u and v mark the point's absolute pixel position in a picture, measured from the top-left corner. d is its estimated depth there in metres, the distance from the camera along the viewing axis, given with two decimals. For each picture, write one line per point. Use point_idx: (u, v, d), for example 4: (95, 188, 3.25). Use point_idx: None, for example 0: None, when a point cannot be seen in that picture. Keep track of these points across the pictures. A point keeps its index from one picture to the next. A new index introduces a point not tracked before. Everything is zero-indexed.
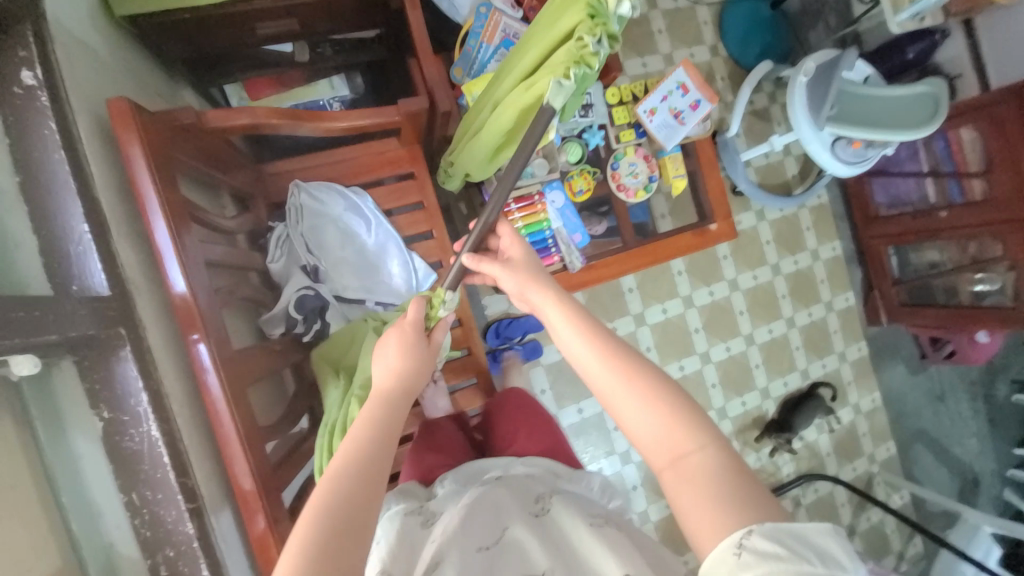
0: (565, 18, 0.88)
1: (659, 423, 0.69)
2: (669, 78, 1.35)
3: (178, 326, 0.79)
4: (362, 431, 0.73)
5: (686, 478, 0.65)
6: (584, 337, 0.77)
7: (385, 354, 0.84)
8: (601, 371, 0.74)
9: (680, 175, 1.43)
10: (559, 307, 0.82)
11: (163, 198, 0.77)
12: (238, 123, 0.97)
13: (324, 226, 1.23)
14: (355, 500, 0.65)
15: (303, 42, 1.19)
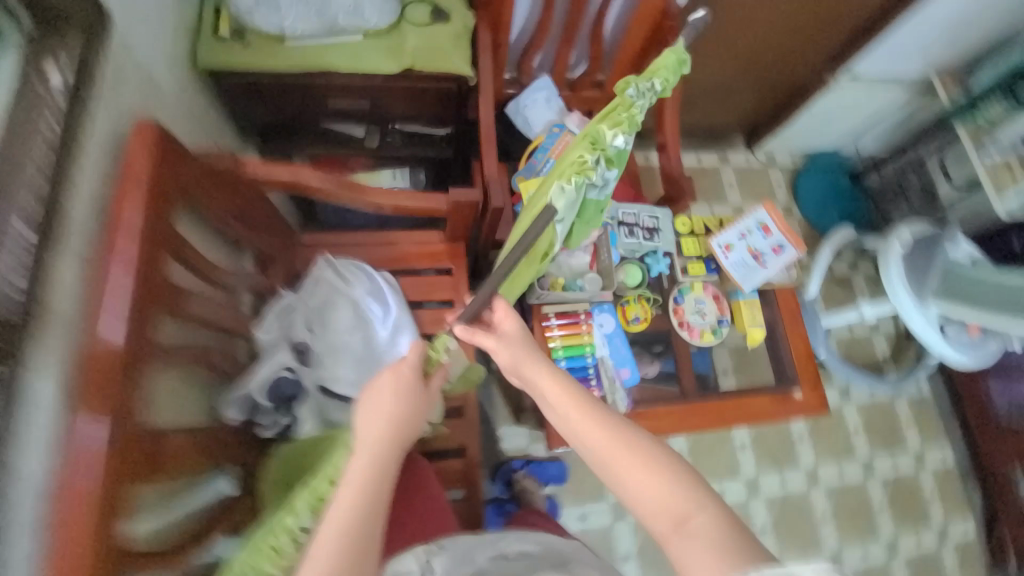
0: (563, 152, 0.89)
1: (656, 487, 0.63)
2: (748, 216, 1.22)
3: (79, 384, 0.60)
4: (358, 482, 0.68)
5: (691, 542, 0.59)
6: (573, 408, 0.73)
7: (378, 397, 0.76)
8: (598, 441, 0.69)
9: (757, 324, 1.20)
10: (550, 378, 0.77)
11: (142, 231, 0.65)
12: (277, 177, 0.92)
13: (337, 306, 1.08)
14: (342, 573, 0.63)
15: (375, 129, 1.19)
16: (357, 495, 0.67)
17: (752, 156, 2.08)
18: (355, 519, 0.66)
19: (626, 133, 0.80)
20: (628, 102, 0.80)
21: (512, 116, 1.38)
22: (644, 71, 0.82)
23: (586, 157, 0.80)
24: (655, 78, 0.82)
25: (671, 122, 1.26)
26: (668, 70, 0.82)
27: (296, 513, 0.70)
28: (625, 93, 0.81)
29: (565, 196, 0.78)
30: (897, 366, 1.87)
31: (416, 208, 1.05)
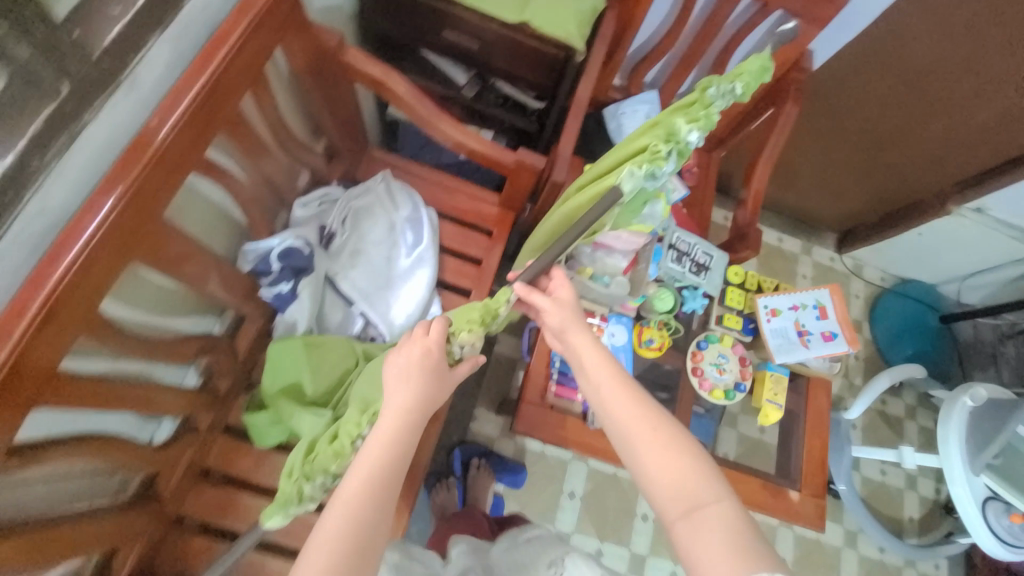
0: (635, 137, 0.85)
1: (672, 466, 0.68)
2: (807, 292, 1.13)
3: (117, 156, 0.63)
4: (384, 445, 0.70)
5: (702, 529, 0.63)
6: (613, 384, 0.76)
7: (402, 364, 0.76)
8: (623, 413, 0.73)
9: (776, 404, 1.09)
10: (595, 354, 0.79)
11: (231, 51, 0.69)
12: (366, 71, 0.95)
13: (374, 216, 1.11)
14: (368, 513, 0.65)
15: (476, 81, 1.23)
16: (383, 452, 0.69)
17: (837, 259, 1.93)
18: (380, 482, 0.67)
19: (701, 129, 0.74)
20: (710, 99, 0.74)
21: (607, 119, 1.35)
22: (733, 68, 0.74)
23: (659, 147, 0.75)
24: (738, 80, 0.75)
25: (761, 175, 1.20)
26: (750, 75, 0.75)
27: (357, 424, 0.74)
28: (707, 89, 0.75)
29: (629, 184, 0.75)
30: (921, 536, 1.63)
31: (484, 155, 1.06)
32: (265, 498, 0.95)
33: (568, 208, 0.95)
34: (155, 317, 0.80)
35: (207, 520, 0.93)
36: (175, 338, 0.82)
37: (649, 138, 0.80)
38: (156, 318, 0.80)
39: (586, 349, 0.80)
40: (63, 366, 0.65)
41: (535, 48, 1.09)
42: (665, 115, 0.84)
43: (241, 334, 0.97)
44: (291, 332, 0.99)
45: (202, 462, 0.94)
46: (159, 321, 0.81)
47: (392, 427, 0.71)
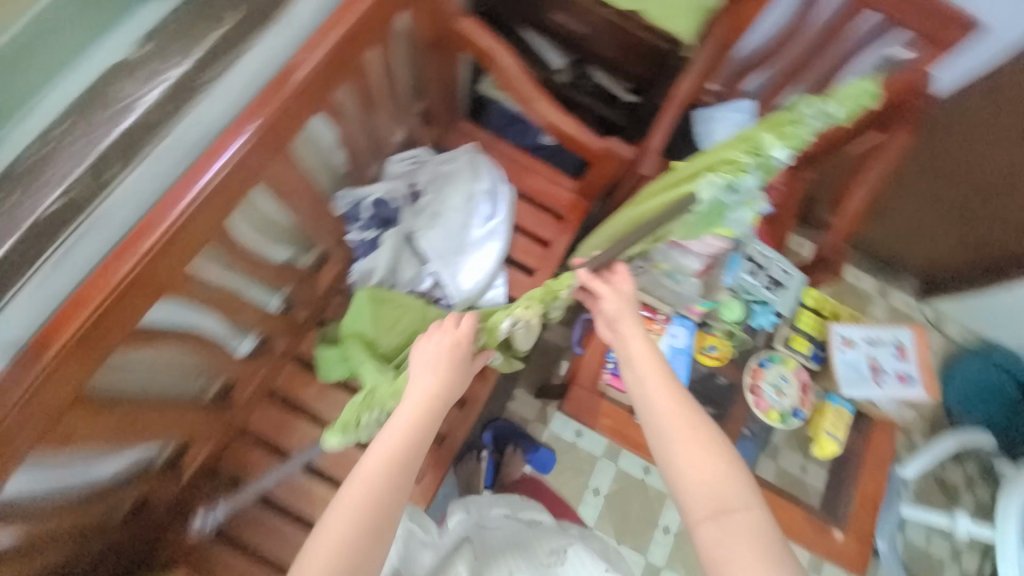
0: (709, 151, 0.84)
1: (706, 465, 0.67)
2: (888, 329, 1.07)
3: (261, 87, 0.68)
4: (404, 425, 0.70)
5: (727, 533, 0.63)
6: (657, 377, 0.74)
7: (429, 353, 0.77)
8: (665, 408, 0.72)
9: (835, 437, 1.04)
10: (644, 347, 0.77)
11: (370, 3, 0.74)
12: (478, 41, 0.98)
13: (457, 182, 1.14)
14: (392, 482, 0.65)
15: (570, 67, 1.24)
16: (407, 430, 0.69)
17: (917, 307, 1.80)
18: (397, 462, 0.66)
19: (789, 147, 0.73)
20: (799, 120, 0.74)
21: (695, 122, 1.31)
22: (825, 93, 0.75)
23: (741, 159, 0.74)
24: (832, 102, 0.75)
25: (857, 199, 1.15)
26: (846, 99, 0.77)
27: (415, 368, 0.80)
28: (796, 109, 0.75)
29: (708, 192, 0.73)
30: None
31: (575, 138, 1.06)
32: (318, 427, 1.01)
33: (625, 218, 0.92)
34: (257, 237, 0.86)
35: (263, 438, 1.00)
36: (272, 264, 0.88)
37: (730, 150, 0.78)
38: (255, 240, 0.86)
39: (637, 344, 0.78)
40: (192, 266, 0.73)
41: (643, 39, 1.13)
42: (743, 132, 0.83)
43: (322, 272, 1.04)
44: (366, 278, 1.04)
45: (270, 384, 1.02)
46: (258, 241, 0.87)
47: (418, 408, 0.72)
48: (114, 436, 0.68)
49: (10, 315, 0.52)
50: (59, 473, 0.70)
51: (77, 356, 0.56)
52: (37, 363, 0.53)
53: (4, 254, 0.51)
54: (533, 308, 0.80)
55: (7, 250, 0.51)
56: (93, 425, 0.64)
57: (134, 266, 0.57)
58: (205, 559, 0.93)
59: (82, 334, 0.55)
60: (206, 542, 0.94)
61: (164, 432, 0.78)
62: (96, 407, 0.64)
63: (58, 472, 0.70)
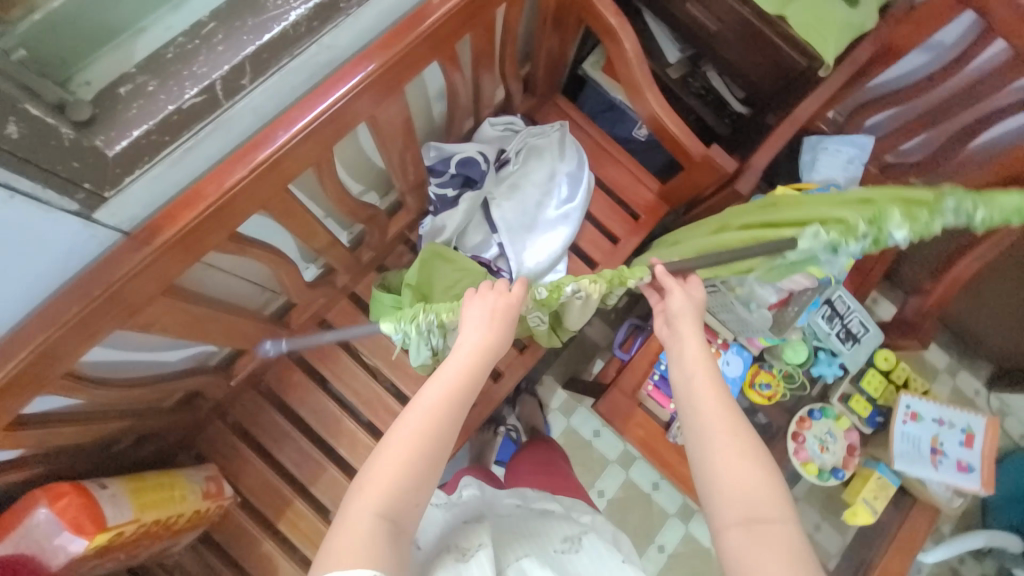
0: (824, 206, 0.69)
1: (742, 473, 0.64)
2: (962, 413, 0.99)
3: (392, 24, 0.67)
4: (450, 377, 0.69)
5: (757, 542, 0.61)
6: (705, 378, 0.72)
7: (476, 310, 0.73)
8: (710, 411, 0.69)
9: (872, 507, 0.98)
10: (694, 347, 0.74)
11: None
12: (604, 18, 0.93)
13: (543, 158, 1.12)
14: (440, 427, 0.66)
15: (685, 63, 1.19)
16: (459, 383, 0.69)
17: (982, 395, 1.67)
18: (445, 411, 0.67)
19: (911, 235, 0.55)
20: (940, 205, 0.55)
21: (803, 149, 1.25)
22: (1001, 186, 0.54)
23: (854, 225, 0.59)
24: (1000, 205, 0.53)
25: (963, 270, 1.05)
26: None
27: None
28: (949, 192, 0.55)
29: (800, 245, 0.61)
30: None
31: (676, 140, 1.01)
32: (357, 365, 1.04)
33: (707, 249, 0.81)
34: (348, 173, 0.90)
35: (306, 363, 1.04)
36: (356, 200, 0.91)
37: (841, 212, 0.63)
38: (348, 175, 0.91)
39: (693, 343, 0.74)
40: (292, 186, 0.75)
41: (780, 51, 1.01)
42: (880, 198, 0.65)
43: (394, 218, 1.05)
44: (435, 234, 1.04)
45: (324, 312, 1.04)
46: (348, 176, 0.92)
47: (467, 361, 0.71)
48: (188, 333, 0.72)
49: (131, 196, 0.54)
50: (137, 351, 0.74)
51: (182, 247, 0.58)
52: (148, 247, 0.56)
53: (137, 138, 0.50)
54: (600, 283, 0.79)
55: (141, 134, 0.50)
56: (169, 319, 0.67)
57: (247, 173, 0.59)
58: (233, 461, 0.98)
59: (185, 231, 0.57)
60: (232, 441, 0.98)
61: (229, 339, 0.82)
62: (186, 299, 0.67)
63: (128, 355, 0.73)
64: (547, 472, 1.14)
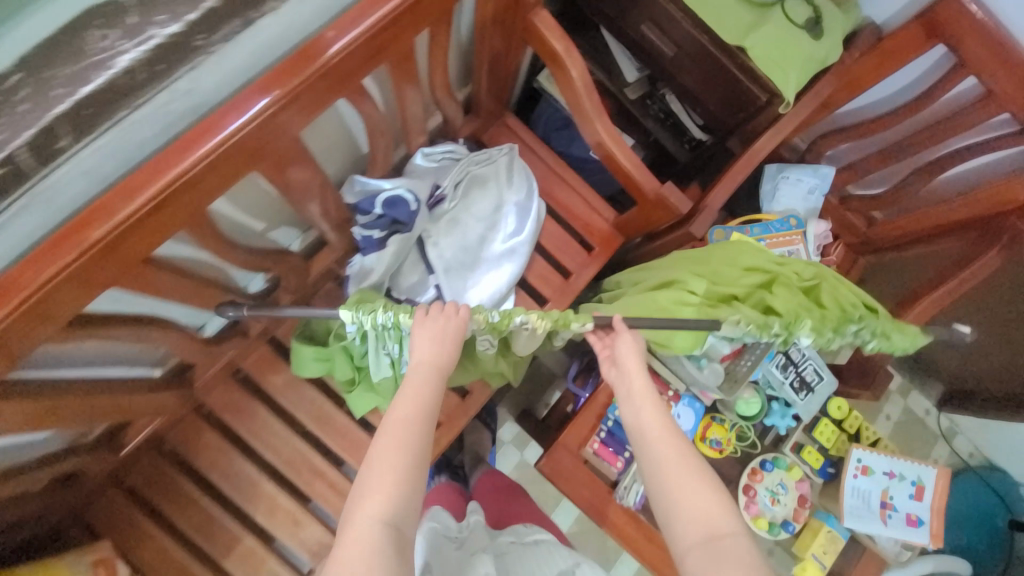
0: (787, 289, 0.83)
1: (692, 501, 0.60)
2: (913, 463, 0.97)
3: (277, 62, 0.55)
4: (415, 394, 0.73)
5: (716, 560, 0.56)
6: (648, 407, 0.66)
7: (422, 330, 0.75)
8: (654, 434, 0.65)
9: (820, 562, 0.96)
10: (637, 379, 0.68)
11: None
12: (550, 43, 0.83)
13: (487, 188, 1.02)
14: (415, 438, 0.70)
15: (645, 84, 1.10)
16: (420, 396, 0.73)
17: (933, 415, 1.67)
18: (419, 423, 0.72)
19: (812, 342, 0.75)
20: (848, 329, 0.78)
21: (763, 177, 1.20)
22: (899, 324, 0.80)
23: (773, 323, 0.74)
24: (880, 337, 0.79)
25: (916, 315, 1.02)
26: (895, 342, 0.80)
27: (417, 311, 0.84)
28: (866, 326, 0.79)
29: (727, 329, 0.73)
30: None
31: (628, 177, 0.93)
32: (277, 422, 0.95)
33: (677, 294, 0.82)
34: (243, 218, 0.75)
35: (217, 419, 0.93)
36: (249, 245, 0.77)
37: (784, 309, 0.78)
38: (244, 219, 0.76)
39: (632, 362, 0.68)
40: (161, 252, 0.63)
41: (739, 82, 0.94)
42: (821, 294, 0.83)
43: (317, 257, 0.95)
44: (364, 275, 0.94)
45: (237, 361, 0.94)
46: (244, 222, 0.77)
47: (422, 378, 0.74)
48: (32, 423, 0.60)
49: None
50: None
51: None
52: None
53: None
54: (547, 320, 0.73)
55: None
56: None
57: (78, 256, 0.47)
58: (132, 536, 0.88)
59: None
60: (131, 513, 0.88)
61: (98, 415, 0.71)
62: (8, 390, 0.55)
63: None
64: (522, 500, 1.09)
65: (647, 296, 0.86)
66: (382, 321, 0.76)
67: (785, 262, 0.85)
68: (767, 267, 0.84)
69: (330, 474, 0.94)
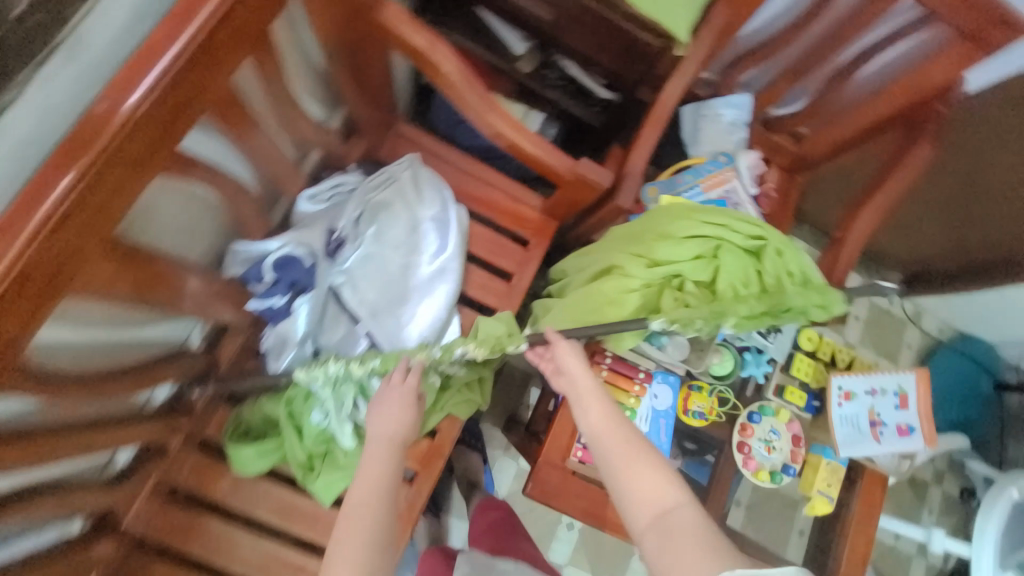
0: (732, 262, 0.77)
1: (639, 483, 0.58)
2: (888, 374, 0.96)
3: (45, 158, 0.43)
4: (380, 467, 0.68)
5: (668, 538, 0.53)
6: (592, 401, 0.66)
7: (381, 404, 0.72)
8: (599, 431, 0.63)
9: (827, 495, 0.95)
10: (582, 385, 0.67)
11: (234, 20, 0.49)
12: (409, 40, 0.72)
13: (394, 212, 0.91)
14: (376, 505, 0.65)
15: (535, 55, 1.00)
16: (384, 466, 0.68)
17: (897, 303, 1.63)
18: (385, 493, 0.67)
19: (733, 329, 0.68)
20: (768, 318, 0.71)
21: (683, 121, 1.15)
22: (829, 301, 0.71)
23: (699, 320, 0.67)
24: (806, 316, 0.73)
25: (864, 225, 0.99)
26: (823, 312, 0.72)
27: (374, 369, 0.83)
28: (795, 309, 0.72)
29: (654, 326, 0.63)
30: None
31: (539, 163, 0.85)
32: (237, 528, 0.86)
33: (621, 281, 0.79)
34: (93, 336, 0.62)
35: (166, 548, 0.84)
36: (86, 372, 0.61)
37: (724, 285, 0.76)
38: (92, 334, 0.62)
39: (575, 361, 0.68)
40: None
41: (626, 30, 0.89)
42: (767, 257, 0.78)
43: (224, 343, 0.85)
44: (281, 346, 0.84)
45: (169, 480, 0.84)
46: (91, 339, 0.62)
47: (381, 453, 0.70)
48: None
49: None
50: None
51: None
52: None
53: None
54: (484, 346, 0.75)
55: None
56: None
57: None
58: None
59: None
60: None
61: None
62: None
63: None
64: (508, 525, 0.99)
65: (592, 287, 0.82)
66: (333, 372, 0.77)
67: (730, 227, 0.79)
68: (711, 235, 0.79)
69: (310, 565, 0.86)
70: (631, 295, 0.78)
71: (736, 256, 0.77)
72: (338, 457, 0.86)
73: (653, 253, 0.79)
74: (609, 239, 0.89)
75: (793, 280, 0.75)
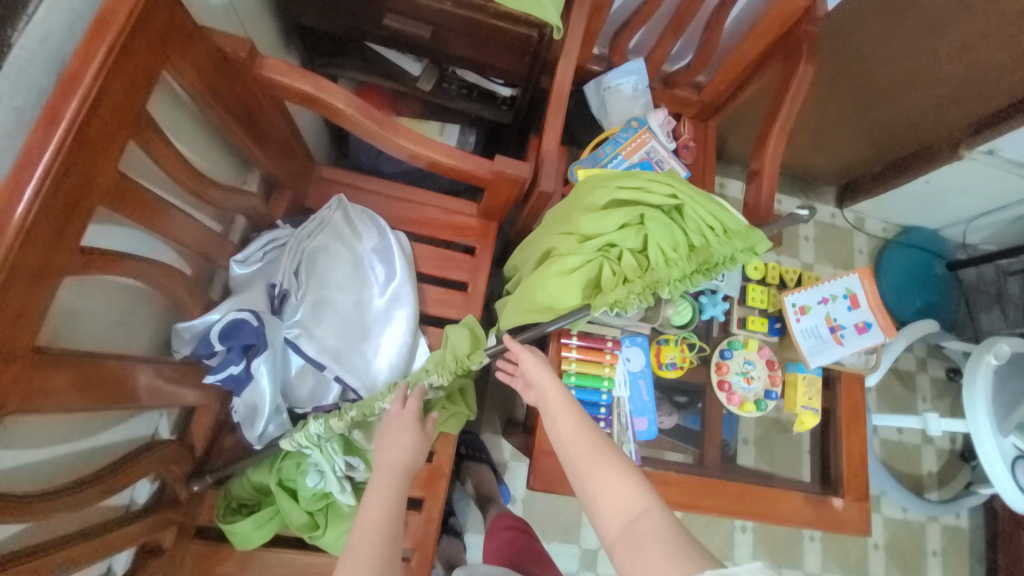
0: (657, 228, 0.79)
1: (608, 488, 0.61)
2: (835, 281, 0.99)
3: None
4: (379, 509, 0.68)
5: (640, 544, 0.55)
6: (562, 409, 0.69)
7: (385, 438, 0.75)
8: (570, 443, 0.67)
9: (812, 409, 0.99)
10: (552, 401, 0.71)
11: (103, 114, 0.51)
12: (296, 87, 0.74)
13: (333, 254, 0.92)
14: (376, 552, 0.64)
15: (432, 70, 1.02)
16: (388, 501, 0.68)
17: (839, 215, 1.71)
18: (387, 528, 0.66)
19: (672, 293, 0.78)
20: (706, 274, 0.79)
21: (589, 97, 1.19)
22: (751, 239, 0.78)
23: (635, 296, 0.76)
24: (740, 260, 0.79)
25: (776, 150, 1.05)
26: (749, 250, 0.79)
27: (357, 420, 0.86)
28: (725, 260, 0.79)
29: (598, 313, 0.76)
30: (940, 490, 1.56)
31: (453, 171, 0.87)
32: None
33: (559, 262, 0.81)
34: (55, 451, 0.62)
35: None
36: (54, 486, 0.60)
37: (657, 249, 0.78)
38: (49, 453, 0.62)
39: (543, 370, 0.74)
40: None
41: (504, 30, 0.92)
42: (690, 214, 0.81)
43: (195, 427, 0.84)
44: (253, 415, 0.82)
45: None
46: (51, 458, 0.62)
47: (382, 488, 0.70)
48: None
49: None
50: None
51: None
52: None
53: None
54: (446, 372, 0.83)
55: None
56: None
57: None
58: None
59: None
60: None
61: None
62: None
63: None
64: (522, 537, 1.00)
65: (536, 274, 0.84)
66: (316, 431, 0.80)
67: (650, 191, 0.82)
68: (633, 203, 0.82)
69: None
70: (573, 273, 0.80)
71: (660, 221, 0.79)
72: (342, 507, 0.87)
73: (584, 231, 0.82)
74: (546, 224, 0.92)
75: (715, 232, 0.80)
